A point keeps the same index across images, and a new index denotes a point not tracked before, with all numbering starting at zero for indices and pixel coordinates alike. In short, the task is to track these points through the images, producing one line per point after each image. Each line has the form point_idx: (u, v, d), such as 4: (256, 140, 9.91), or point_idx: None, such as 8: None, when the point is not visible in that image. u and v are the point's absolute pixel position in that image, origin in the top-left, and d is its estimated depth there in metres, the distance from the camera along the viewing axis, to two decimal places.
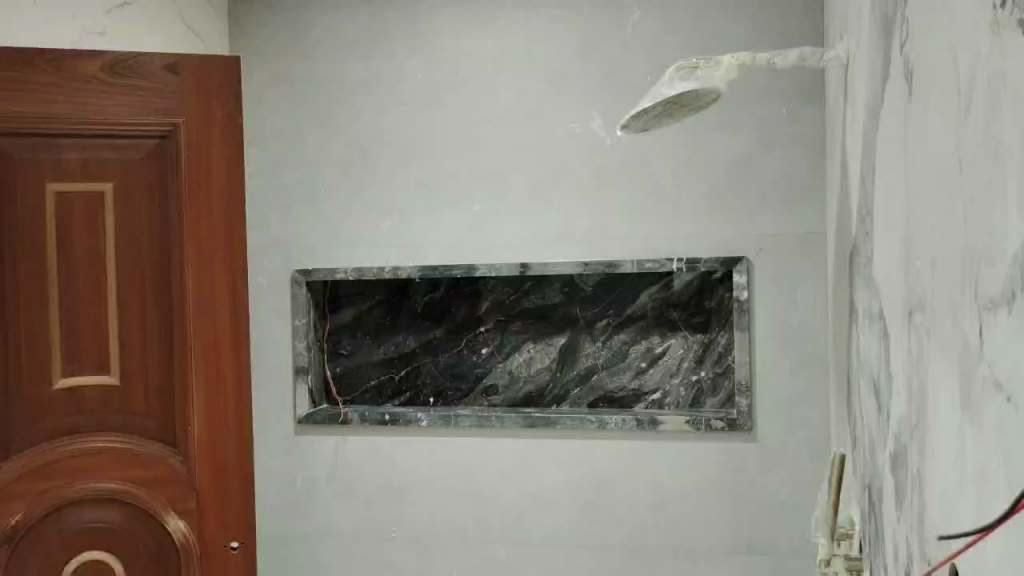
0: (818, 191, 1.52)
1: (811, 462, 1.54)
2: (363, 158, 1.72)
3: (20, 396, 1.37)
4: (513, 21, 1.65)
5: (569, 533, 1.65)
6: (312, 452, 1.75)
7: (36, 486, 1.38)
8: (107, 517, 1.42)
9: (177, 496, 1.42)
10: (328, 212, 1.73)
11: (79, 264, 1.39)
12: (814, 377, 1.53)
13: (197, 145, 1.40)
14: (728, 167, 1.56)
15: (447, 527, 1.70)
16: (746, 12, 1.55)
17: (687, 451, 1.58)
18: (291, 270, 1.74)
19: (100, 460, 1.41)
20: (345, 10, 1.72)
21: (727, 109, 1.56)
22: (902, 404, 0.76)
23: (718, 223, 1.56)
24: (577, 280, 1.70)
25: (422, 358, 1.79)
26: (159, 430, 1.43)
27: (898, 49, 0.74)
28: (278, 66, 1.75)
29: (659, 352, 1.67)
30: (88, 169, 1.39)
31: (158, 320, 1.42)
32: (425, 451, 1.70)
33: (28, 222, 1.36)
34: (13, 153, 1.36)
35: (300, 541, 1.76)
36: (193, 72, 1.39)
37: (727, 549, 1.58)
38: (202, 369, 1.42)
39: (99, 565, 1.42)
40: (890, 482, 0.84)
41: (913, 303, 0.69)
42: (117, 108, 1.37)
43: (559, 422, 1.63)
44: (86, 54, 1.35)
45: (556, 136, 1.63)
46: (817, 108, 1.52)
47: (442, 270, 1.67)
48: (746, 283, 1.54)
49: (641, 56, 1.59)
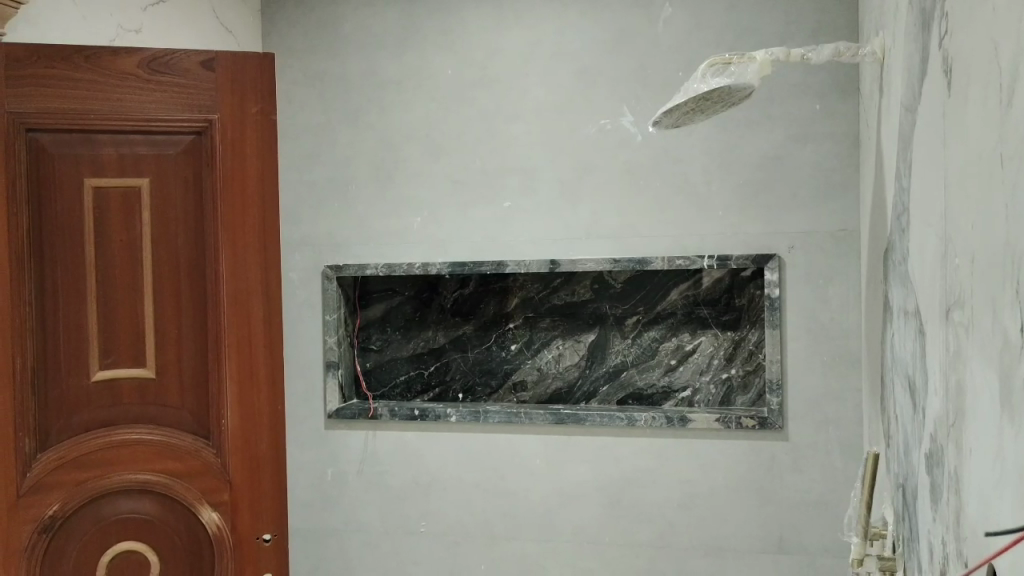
0: (852, 188, 1.50)
1: (843, 461, 1.52)
2: (393, 155, 1.73)
3: (56, 388, 1.36)
4: (544, 18, 1.65)
5: (596, 530, 1.65)
6: (341, 447, 1.77)
7: (71, 477, 1.37)
8: (142, 509, 1.42)
9: (210, 488, 1.42)
10: (358, 208, 1.74)
11: (116, 260, 1.38)
12: (847, 376, 1.52)
13: (231, 143, 1.40)
14: (760, 164, 1.55)
15: (474, 523, 1.71)
16: (779, 8, 1.53)
17: (716, 450, 1.58)
18: (322, 265, 1.75)
19: (136, 453, 1.40)
20: (376, 8, 1.73)
21: (759, 105, 1.55)
22: (938, 404, 0.75)
23: (749, 220, 1.55)
24: (608, 277, 1.70)
25: (451, 354, 1.80)
26: (194, 423, 1.43)
27: (936, 43, 0.73)
28: (309, 64, 1.76)
29: (689, 349, 1.66)
30: (124, 165, 1.38)
31: (194, 317, 1.41)
32: (454, 447, 1.71)
33: (65, 218, 1.35)
34: (51, 149, 1.34)
35: (329, 535, 1.78)
36: (229, 68, 1.38)
37: (756, 549, 1.57)
38: (235, 366, 1.41)
39: (133, 558, 1.41)
40: (926, 482, 0.82)
41: (951, 301, 0.68)
42: (152, 104, 1.37)
43: (587, 418, 1.62)
44: (123, 52, 1.35)
45: (586, 133, 1.63)
46: (851, 103, 1.51)
47: (472, 265, 1.67)
48: (777, 282, 1.53)
49: (672, 52, 1.59)
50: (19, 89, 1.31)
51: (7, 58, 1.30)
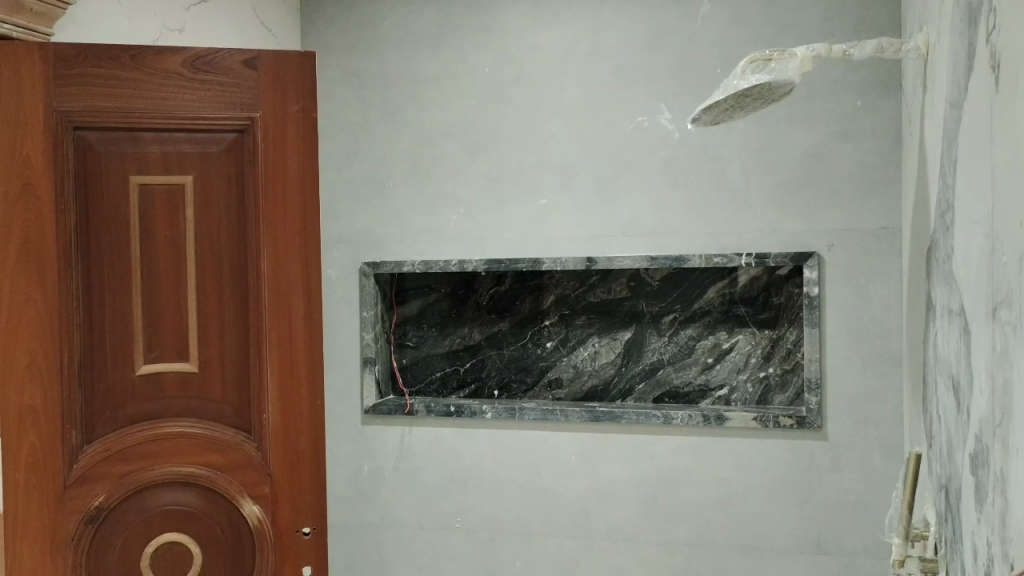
0: (893, 185, 1.49)
1: (883, 462, 1.51)
2: (431, 154, 1.74)
3: (103, 381, 1.34)
4: (581, 15, 1.65)
5: (632, 528, 1.65)
6: (378, 442, 1.78)
7: (116, 469, 1.34)
8: (186, 500, 1.38)
9: (252, 481, 1.38)
10: (395, 206, 1.76)
11: (161, 259, 1.35)
12: (887, 376, 1.50)
13: (272, 140, 1.35)
14: (798, 161, 1.54)
15: (510, 519, 1.72)
16: (818, 5, 1.52)
17: (754, 450, 1.57)
18: (360, 262, 1.77)
19: (179, 445, 1.37)
20: (413, 7, 1.74)
21: (799, 102, 1.53)
22: (983, 403, 0.75)
23: (788, 218, 1.54)
24: (644, 274, 1.69)
25: (487, 351, 1.81)
26: (235, 417, 1.38)
27: (985, 38, 0.72)
28: (348, 62, 1.78)
29: (726, 348, 1.65)
30: (169, 162, 1.34)
31: (236, 315, 1.37)
32: (491, 443, 1.71)
33: (111, 216, 1.33)
34: (98, 147, 1.31)
35: (366, 530, 1.80)
36: (271, 65, 1.34)
37: (794, 549, 1.56)
38: (276, 364, 1.36)
39: (176, 549, 1.38)
40: (971, 482, 0.81)
41: (999, 298, 0.67)
42: (197, 103, 1.33)
43: (623, 417, 1.62)
44: (167, 51, 1.32)
45: (622, 130, 1.63)
46: (893, 98, 1.48)
47: (508, 263, 1.68)
48: (816, 280, 1.51)
49: (711, 48, 1.58)
50: (66, 89, 1.28)
51: (54, 58, 1.27)
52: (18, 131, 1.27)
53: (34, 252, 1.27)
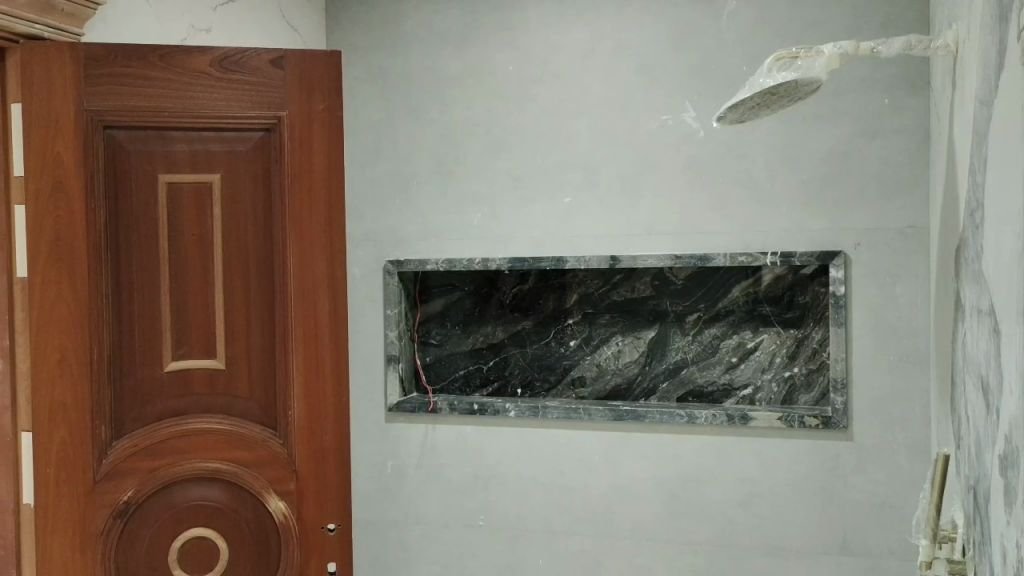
0: (920, 184, 1.47)
1: (910, 463, 1.49)
2: (455, 152, 1.74)
3: (132, 378, 1.35)
4: (606, 14, 1.65)
5: (655, 528, 1.64)
6: (402, 439, 1.79)
7: (144, 464, 1.35)
8: (212, 495, 1.39)
9: (278, 478, 1.39)
10: (419, 205, 1.76)
11: (188, 257, 1.36)
12: (914, 376, 1.49)
13: (299, 140, 1.35)
14: (824, 160, 1.53)
15: (533, 517, 1.72)
16: (846, 2, 1.51)
17: (779, 449, 1.56)
18: (384, 260, 1.78)
19: (205, 441, 1.38)
20: (439, 6, 1.75)
21: (825, 100, 1.52)
22: (1014, 404, 0.74)
23: (813, 217, 1.53)
24: (669, 273, 1.68)
25: (510, 350, 1.81)
26: (261, 414, 1.39)
27: (1016, 35, 0.71)
28: (373, 62, 1.79)
29: (750, 347, 1.64)
30: (197, 160, 1.35)
31: (263, 312, 1.38)
32: (514, 441, 1.72)
33: (140, 214, 1.34)
34: (127, 146, 1.33)
35: (389, 526, 1.81)
36: (297, 64, 1.35)
37: (818, 549, 1.55)
38: (302, 361, 1.37)
39: (202, 545, 1.39)
40: (1000, 483, 0.80)
41: None
42: (225, 102, 1.34)
43: (646, 416, 1.62)
44: (196, 51, 1.33)
45: (646, 128, 1.62)
46: (921, 96, 1.47)
47: (532, 261, 1.68)
48: (841, 279, 1.50)
49: (737, 46, 1.57)
50: (96, 88, 1.29)
51: (85, 58, 1.29)
52: (51, 130, 1.28)
53: (65, 251, 1.29)
